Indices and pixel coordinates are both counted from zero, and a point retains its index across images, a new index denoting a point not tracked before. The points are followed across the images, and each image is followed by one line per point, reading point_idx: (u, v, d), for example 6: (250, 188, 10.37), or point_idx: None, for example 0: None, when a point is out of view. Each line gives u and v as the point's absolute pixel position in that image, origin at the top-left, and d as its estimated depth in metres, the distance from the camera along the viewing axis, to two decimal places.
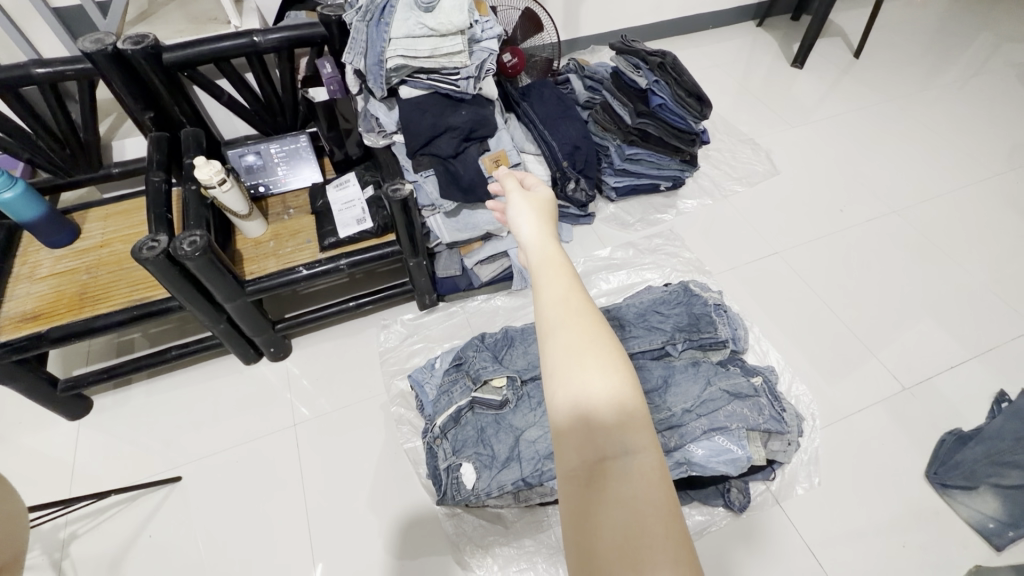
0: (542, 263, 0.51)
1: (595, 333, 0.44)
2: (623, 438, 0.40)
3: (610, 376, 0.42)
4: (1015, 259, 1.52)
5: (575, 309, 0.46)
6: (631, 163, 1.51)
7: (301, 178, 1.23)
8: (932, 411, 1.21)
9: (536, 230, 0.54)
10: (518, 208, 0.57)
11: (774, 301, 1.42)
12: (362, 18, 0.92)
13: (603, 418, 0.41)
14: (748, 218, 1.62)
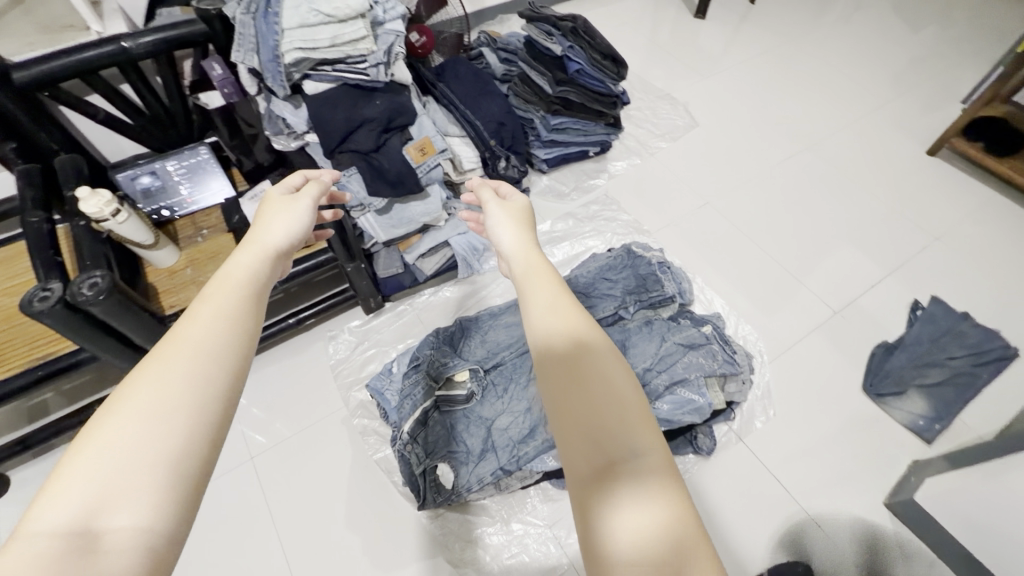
0: (528, 269, 0.55)
1: (580, 322, 0.47)
2: (617, 414, 0.41)
3: (599, 355, 0.45)
4: (911, 178, 1.66)
5: (559, 302, 0.49)
6: (557, 133, 1.50)
7: (209, 193, 1.12)
8: (861, 329, 1.32)
9: (515, 238, 0.60)
10: (497, 221, 0.62)
11: (711, 250, 1.47)
12: (246, 11, 0.83)
13: (596, 397, 0.42)
14: (677, 173, 1.66)
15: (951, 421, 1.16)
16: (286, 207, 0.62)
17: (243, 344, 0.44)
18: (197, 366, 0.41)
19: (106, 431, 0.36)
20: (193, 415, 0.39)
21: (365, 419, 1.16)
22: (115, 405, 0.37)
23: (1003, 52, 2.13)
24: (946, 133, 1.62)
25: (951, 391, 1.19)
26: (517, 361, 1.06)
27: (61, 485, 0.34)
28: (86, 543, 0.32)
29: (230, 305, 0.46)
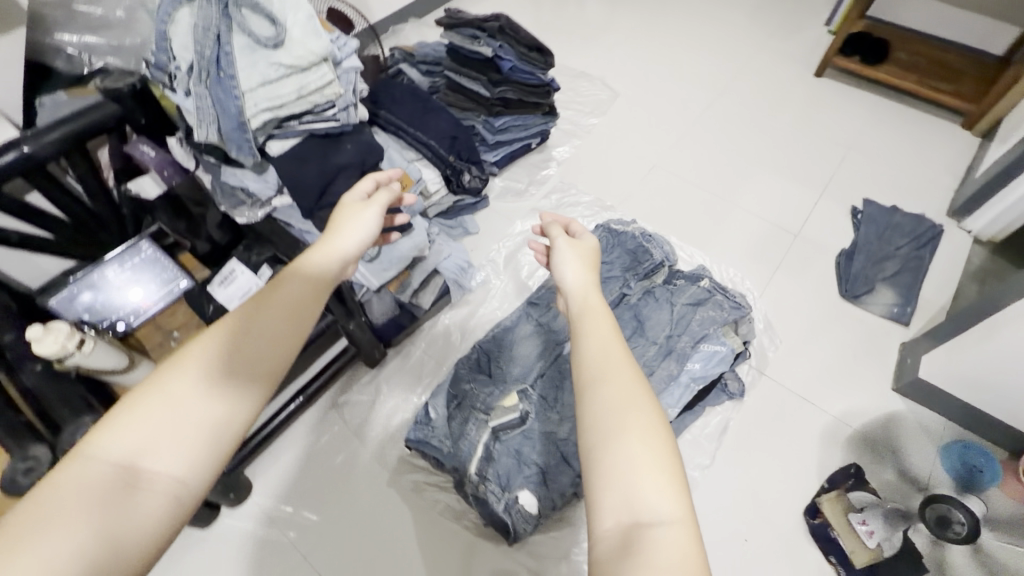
0: (582, 309, 0.59)
1: (624, 370, 0.50)
2: (642, 456, 0.44)
3: (643, 413, 0.47)
4: (812, 100, 1.84)
5: (608, 348, 0.52)
6: (502, 133, 1.48)
7: (164, 283, 0.94)
8: (821, 244, 1.46)
9: (579, 277, 0.64)
10: (562, 258, 0.67)
11: (673, 209, 1.55)
12: (199, 82, 0.74)
13: (623, 433, 0.45)
14: (617, 144, 1.71)
15: (917, 301, 1.32)
16: (355, 213, 0.68)
17: (283, 353, 0.52)
18: (240, 363, 0.49)
19: (169, 393, 0.45)
20: (241, 390, 0.47)
21: (413, 472, 1.09)
22: (180, 378, 0.46)
23: None
24: (827, 54, 1.81)
25: (907, 276, 1.36)
26: (557, 368, 1.06)
27: (133, 427, 0.43)
28: (133, 476, 0.41)
29: (286, 313, 0.54)
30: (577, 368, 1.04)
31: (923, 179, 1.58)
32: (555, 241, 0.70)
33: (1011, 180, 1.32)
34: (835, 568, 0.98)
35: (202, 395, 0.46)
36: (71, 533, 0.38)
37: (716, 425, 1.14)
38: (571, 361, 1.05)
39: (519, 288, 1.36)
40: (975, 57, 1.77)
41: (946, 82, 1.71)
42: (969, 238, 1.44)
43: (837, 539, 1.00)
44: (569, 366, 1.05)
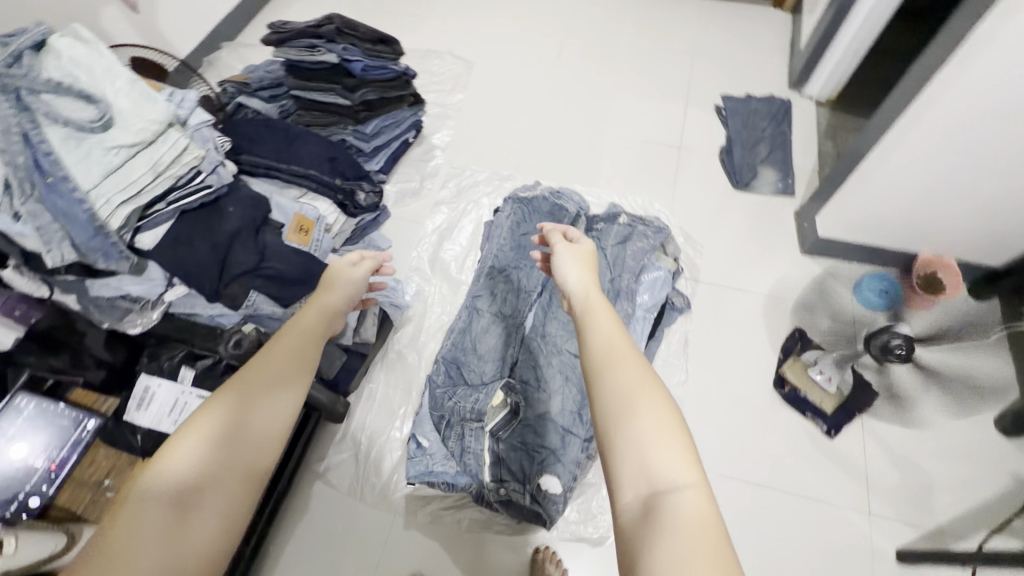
0: (584, 300, 0.61)
1: (626, 350, 0.51)
2: (654, 430, 0.45)
3: (647, 389, 0.48)
4: (648, 17, 1.93)
5: (611, 332, 0.54)
6: (377, 137, 1.41)
7: (61, 431, 0.80)
8: (703, 147, 1.57)
9: (580, 276, 0.66)
10: (560, 260, 0.69)
11: (566, 158, 1.57)
12: (26, 198, 0.72)
13: (635, 404, 0.46)
14: (491, 112, 1.69)
15: (793, 172, 1.48)
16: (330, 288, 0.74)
17: (291, 381, 0.58)
18: (252, 410, 0.52)
19: (198, 427, 0.49)
20: (267, 414, 0.53)
21: (424, 504, 1.04)
22: (202, 425, 0.50)
23: None
24: None
25: (779, 153, 1.52)
26: (527, 348, 1.08)
27: (166, 473, 0.46)
28: (184, 502, 0.45)
29: (285, 367, 0.58)
30: (544, 343, 1.07)
31: (761, 63, 1.75)
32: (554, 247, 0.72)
33: (831, 43, 1.49)
34: (814, 421, 1.11)
35: (218, 444, 0.49)
36: (147, 552, 0.42)
37: (678, 341, 1.21)
38: (536, 338, 1.09)
39: (455, 286, 1.33)
40: None
41: None
42: (813, 103, 1.63)
43: (807, 396, 1.12)
44: (538, 343, 1.08)
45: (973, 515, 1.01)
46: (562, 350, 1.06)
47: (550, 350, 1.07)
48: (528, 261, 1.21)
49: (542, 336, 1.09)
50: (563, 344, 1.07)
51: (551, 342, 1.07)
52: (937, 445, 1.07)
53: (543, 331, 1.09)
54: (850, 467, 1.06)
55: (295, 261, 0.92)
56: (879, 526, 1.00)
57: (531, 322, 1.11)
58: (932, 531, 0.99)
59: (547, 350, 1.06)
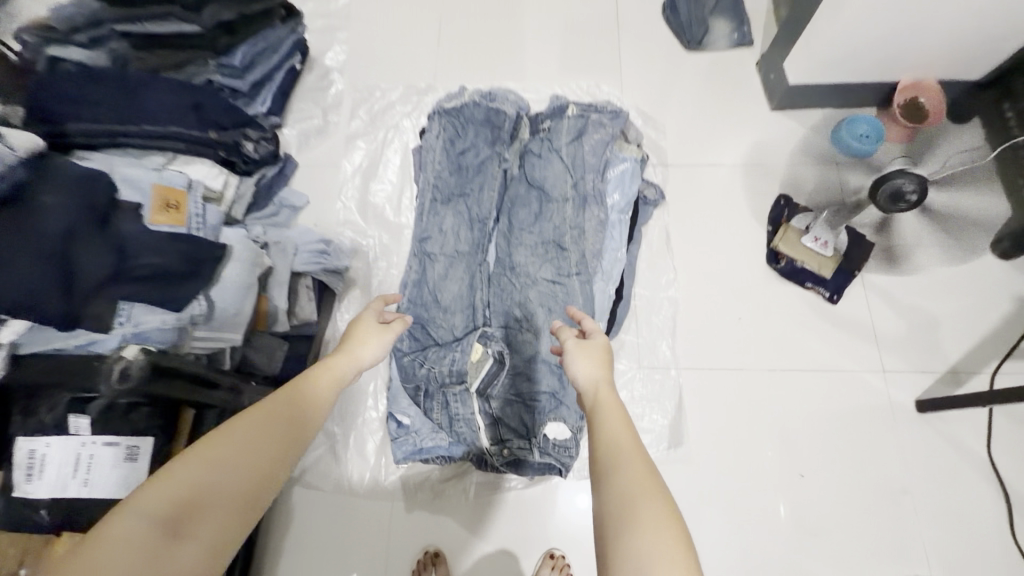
0: (599, 396, 0.60)
1: (632, 460, 0.51)
2: (655, 554, 0.44)
3: (651, 512, 0.47)
4: None
5: (619, 438, 0.54)
6: (253, 70, 1.13)
7: None
8: (642, 7, 1.34)
9: (595, 371, 0.64)
10: (572, 356, 0.66)
11: (489, 52, 1.32)
12: None
13: (636, 516, 0.47)
14: (387, 11, 1.38)
15: (747, 16, 1.29)
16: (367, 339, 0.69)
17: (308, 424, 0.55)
18: (258, 447, 0.49)
19: (216, 449, 0.48)
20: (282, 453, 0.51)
21: (424, 482, 0.92)
22: (212, 447, 0.48)
23: None
24: None
25: None
26: (499, 286, 0.94)
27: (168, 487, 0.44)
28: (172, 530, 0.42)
29: (298, 411, 0.55)
30: (517, 276, 0.94)
31: None
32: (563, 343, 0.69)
33: None
34: (816, 290, 1.03)
35: (234, 462, 0.47)
36: None
37: (658, 238, 1.08)
38: (507, 272, 0.95)
39: (396, 232, 1.13)
40: None
41: None
42: None
43: (804, 266, 1.03)
44: (510, 278, 0.94)
45: (983, 347, 0.98)
46: (538, 279, 0.93)
47: (525, 282, 0.93)
48: (476, 181, 1.02)
49: (512, 268, 0.95)
50: (538, 273, 0.94)
51: (523, 273, 0.94)
52: (940, 286, 1.02)
53: (511, 263, 0.95)
54: (857, 329, 1.00)
55: (175, 246, 0.70)
56: (895, 381, 0.96)
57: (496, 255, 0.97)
58: (946, 372, 0.96)
59: (522, 283, 0.93)
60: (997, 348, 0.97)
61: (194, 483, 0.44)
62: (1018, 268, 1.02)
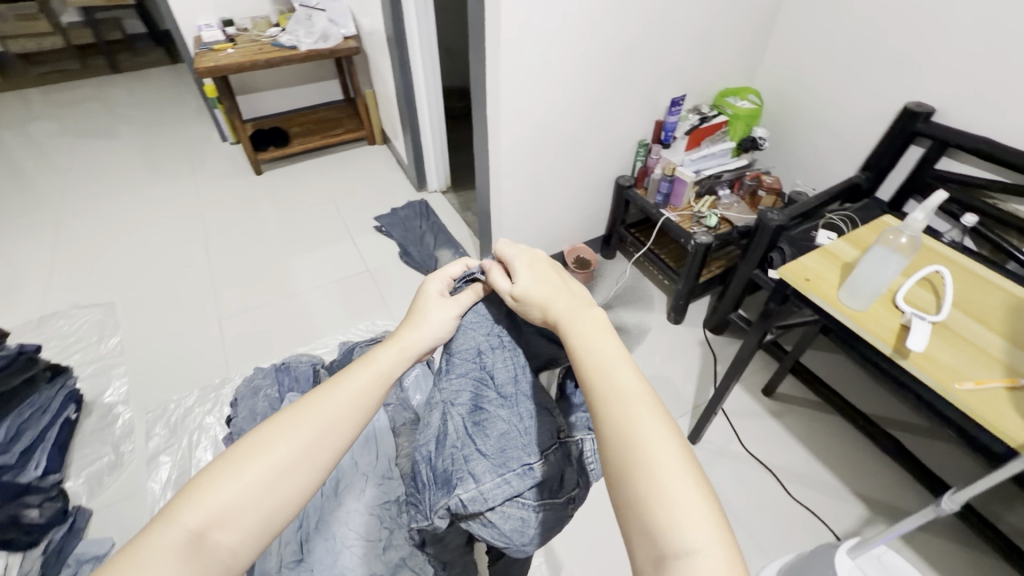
0: (566, 317, 0.53)
1: (634, 393, 0.44)
2: (669, 480, 0.38)
3: (653, 435, 0.41)
4: (276, 192, 2.12)
5: (607, 361, 0.47)
6: (23, 437, 1.08)
7: None
8: (384, 260, 1.79)
9: (564, 299, 0.55)
10: (531, 295, 0.56)
11: (274, 328, 1.55)
12: None
13: (644, 440, 0.41)
14: (164, 335, 1.52)
15: (459, 245, 1.84)
16: (437, 304, 0.62)
17: (339, 434, 0.48)
18: (283, 450, 0.45)
19: (243, 456, 0.44)
20: (308, 471, 0.46)
21: None
22: (252, 446, 0.45)
23: (194, 107, 2.74)
24: (251, 156, 2.09)
25: (441, 238, 1.86)
26: (502, 449, 0.51)
27: (210, 498, 0.41)
28: (198, 543, 0.39)
29: (336, 413, 0.49)
30: (495, 403, 0.55)
31: (389, 186, 2.13)
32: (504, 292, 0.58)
33: (423, 152, 1.96)
34: None
35: (257, 474, 0.43)
36: None
37: None
38: (518, 405, 0.55)
39: None
40: (334, 109, 2.43)
41: (337, 129, 2.28)
42: (441, 194, 2.09)
43: None
44: (465, 364, 0.58)
45: (701, 381, 1.40)
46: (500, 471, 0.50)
47: (470, 464, 0.50)
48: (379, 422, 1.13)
49: (517, 433, 0.52)
50: (511, 503, 0.49)
51: (544, 494, 0.51)
52: (657, 356, 1.46)
53: (542, 451, 0.52)
54: None
55: None
56: None
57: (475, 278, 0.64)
58: (692, 409, 1.34)
59: (463, 457, 0.51)
60: (708, 379, 1.40)
61: (248, 475, 0.43)
62: (689, 326, 1.55)
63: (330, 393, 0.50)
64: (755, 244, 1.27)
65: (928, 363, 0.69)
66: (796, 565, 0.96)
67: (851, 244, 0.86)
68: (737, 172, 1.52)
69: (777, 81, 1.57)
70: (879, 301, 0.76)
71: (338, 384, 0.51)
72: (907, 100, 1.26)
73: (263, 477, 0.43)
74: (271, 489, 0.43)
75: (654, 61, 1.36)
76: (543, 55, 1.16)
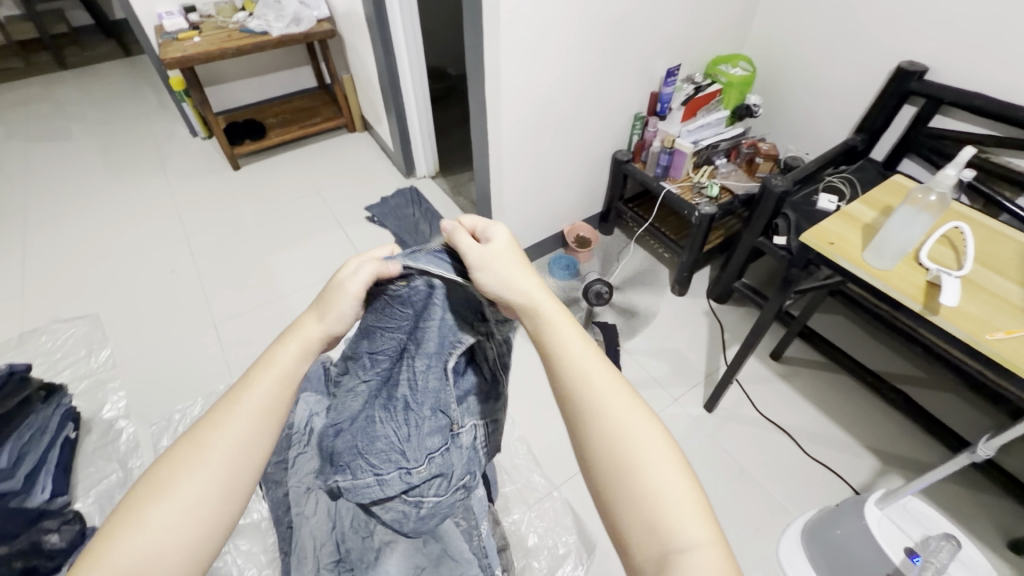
0: (535, 293, 0.48)
1: (615, 390, 0.44)
2: (661, 478, 0.40)
3: (639, 433, 0.42)
4: (256, 186, 2.03)
5: (584, 354, 0.46)
6: (24, 460, 1.02)
7: None
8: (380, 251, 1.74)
9: (531, 278, 0.49)
10: (496, 274, 0.49)
11: (275, 328, 1.50)
12: None
13: (631, 439, 0.41)
14: (158, 343, 1.46)
15: None
16: (337, 293, 0.51)
17: (242, 448, 0.44)
18: (184, 486, 0.41)
19: (143, 503, 0.41)
20: (226, 493, 0.43)
21: None
22: (168, 471, 0.42)
23: (155, 101, 2.58)
24: (227, 151, 1.99)
25: (435, 224, 1.82)
26: (384, 451, 0.59)
27: (137, 534, 0.39)
28: None
29: (233, 430, 0.44)
30: (380, 401, 0.58)
31: (376, 174, 2.07)
32: (471, 265, 0.49)
33: (410, 137, 1.90)
34: None
35: (163, 518, 0.40)
36: None
37: None
38: (408, 412, 0.57)
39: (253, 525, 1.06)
40: (309, 96, 2.33)
41: (314, 118, 2.19)
42: (430, 179, 2.04)
43: None
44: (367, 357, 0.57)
45: (711, 350, 1.42)
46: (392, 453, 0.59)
47: (351, 460, 0.61)
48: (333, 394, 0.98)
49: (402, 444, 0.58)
50: (386, 491, 0.61)
51: (424, 484, 0.62)
52: (665, 329, 1.48)
53: (426, 457, 0.60)
54: (642, 383, 1.35)
55: None
56: (686, 401, 1.31)
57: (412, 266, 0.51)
58: (705, 378, 1.36)
59: (351, 452, 0.61)
60: (717, 348, 1.43)
61: (155, 520, 0.40)
62: (693, 296, 1.56)
63: (227, 411, 0.45)
64: (759, 212, 1.26)
65: (957, 317, 0.71)
66: (821, 520, 1.01)
67: (867, 205, 0.87)
68: (733, 140, 1.52)
69: (766, 47, 1.57)
70: (903, 260, 0.77)
71: (238, 396, 0.46)
72: (899, 59, 1.27)
73: (172, 518, 0.40)
74: (191, 520, 0.41)
75: (649, 31, 1.33)
76: (541, 30, 1.12)
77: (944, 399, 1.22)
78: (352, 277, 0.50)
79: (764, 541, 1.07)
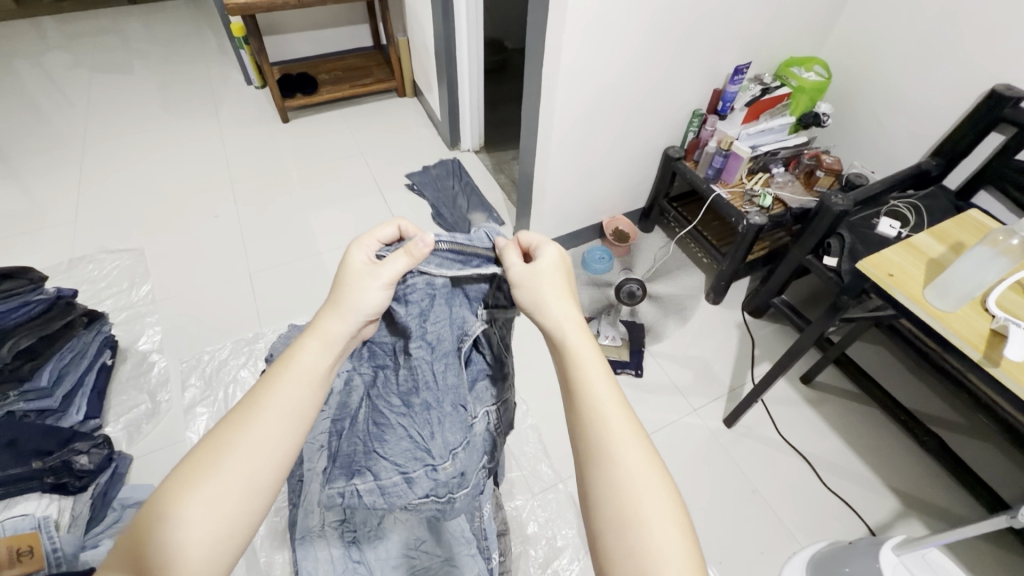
0: (572, 329, 0.50)
1: (629, 437, 0.44)
2: (663, 533, 0.40)
3: (649, 488, 0.42)
4: (302, 141, 2.04)
5: (607, 399, 0.46)
6: (63, 382, 1.08)
7: None
8: (415, 219, 1.74)
9: (564, 309, 0.51)
10: (532, 290, 0.52)
11: (305, 284, 1.52)
12: None
13: (643, 492, 0.42)
14: (195, 284, 1.50)
15: (493, 209, 1.79)
16: (365, 278, 0.51)
17: (273, 442, 0.46)
18: (220, 473, 0.43)
19: (184, 486, 0.43)
20: (260, 482, 0.44)
21: None
22: (193, 467, 0.44)
23: (214, 44, 2.61)
24: (278, 103, 2.01)
25: (474, 201, 1.81)
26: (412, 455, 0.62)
27: (177, 511, 0.42)
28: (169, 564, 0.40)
29: (267, 424, 0.46)
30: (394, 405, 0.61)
31: (420, 142, 2.05)
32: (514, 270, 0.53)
33: (459, 109, 1.87)
34: (626, 373, 1.34)
35: (204, 499, 0.42)
36: None
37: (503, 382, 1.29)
38: (430, 408, 0.61)
39: None
40: (363, 56, 2.32)
41: (365, 79, 2.18)
42: (473, 154, 2.02)
43: (610, 358, 1.36)
44: (384, 356, 0.60)
45: (739, 364, 1.38)
46: (418, 447, 0.62)
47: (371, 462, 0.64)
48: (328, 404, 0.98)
49: (424, 438, 0.61)
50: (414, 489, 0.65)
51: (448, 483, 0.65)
52: (694, 336, 1.44)
53: (451, 453, 0.63)
54: (663, 388, 1.32)
55: None
56: (705, 414, 1.28)
57: (433, 271, 0.53)
58: (728, 392, 1.32)
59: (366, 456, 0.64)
60: (745, 363, 1.38)
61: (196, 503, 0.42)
62: (727, 307, 1.51)
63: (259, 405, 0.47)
64: (811, 229, 1.19)
65: (1021, 373, 0.65)
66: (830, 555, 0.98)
67: (935, 238, 0.81)
68: (795, 149, 1.44)
69: (846, 53, 1.46)
70: (968, 303, 0.72)
71: (268, 389, 0.48)
72: (995, 82, 1.16)
73: (211, 501, 0.42)
74: (228, 506, 0.43)
75: (723, 23, 1.25)
76: (608, 12, 1.06)
77: (980, 449, 1.15)
78: (375, 269, 0.51)
79: (766, 566, 1.06)
